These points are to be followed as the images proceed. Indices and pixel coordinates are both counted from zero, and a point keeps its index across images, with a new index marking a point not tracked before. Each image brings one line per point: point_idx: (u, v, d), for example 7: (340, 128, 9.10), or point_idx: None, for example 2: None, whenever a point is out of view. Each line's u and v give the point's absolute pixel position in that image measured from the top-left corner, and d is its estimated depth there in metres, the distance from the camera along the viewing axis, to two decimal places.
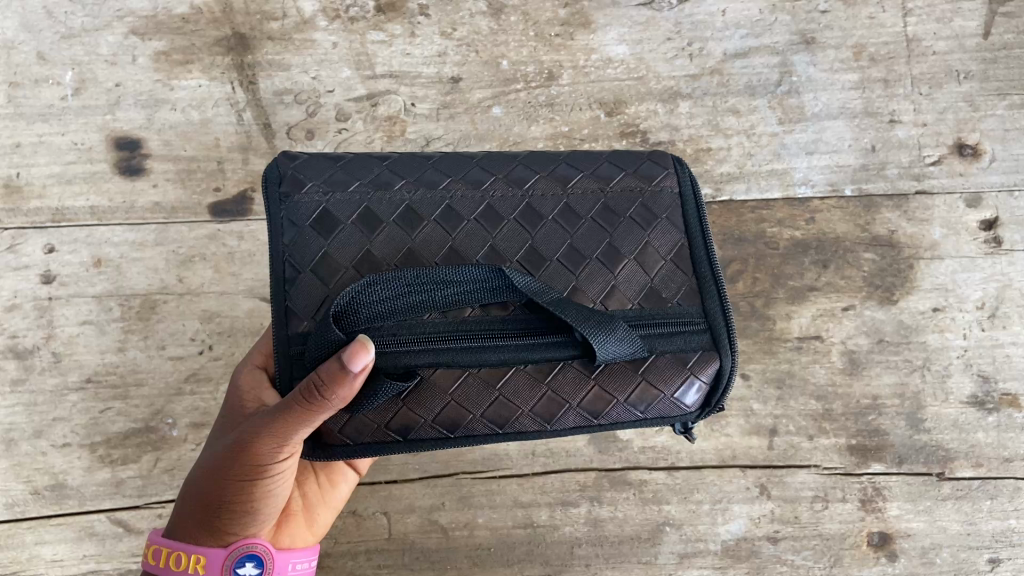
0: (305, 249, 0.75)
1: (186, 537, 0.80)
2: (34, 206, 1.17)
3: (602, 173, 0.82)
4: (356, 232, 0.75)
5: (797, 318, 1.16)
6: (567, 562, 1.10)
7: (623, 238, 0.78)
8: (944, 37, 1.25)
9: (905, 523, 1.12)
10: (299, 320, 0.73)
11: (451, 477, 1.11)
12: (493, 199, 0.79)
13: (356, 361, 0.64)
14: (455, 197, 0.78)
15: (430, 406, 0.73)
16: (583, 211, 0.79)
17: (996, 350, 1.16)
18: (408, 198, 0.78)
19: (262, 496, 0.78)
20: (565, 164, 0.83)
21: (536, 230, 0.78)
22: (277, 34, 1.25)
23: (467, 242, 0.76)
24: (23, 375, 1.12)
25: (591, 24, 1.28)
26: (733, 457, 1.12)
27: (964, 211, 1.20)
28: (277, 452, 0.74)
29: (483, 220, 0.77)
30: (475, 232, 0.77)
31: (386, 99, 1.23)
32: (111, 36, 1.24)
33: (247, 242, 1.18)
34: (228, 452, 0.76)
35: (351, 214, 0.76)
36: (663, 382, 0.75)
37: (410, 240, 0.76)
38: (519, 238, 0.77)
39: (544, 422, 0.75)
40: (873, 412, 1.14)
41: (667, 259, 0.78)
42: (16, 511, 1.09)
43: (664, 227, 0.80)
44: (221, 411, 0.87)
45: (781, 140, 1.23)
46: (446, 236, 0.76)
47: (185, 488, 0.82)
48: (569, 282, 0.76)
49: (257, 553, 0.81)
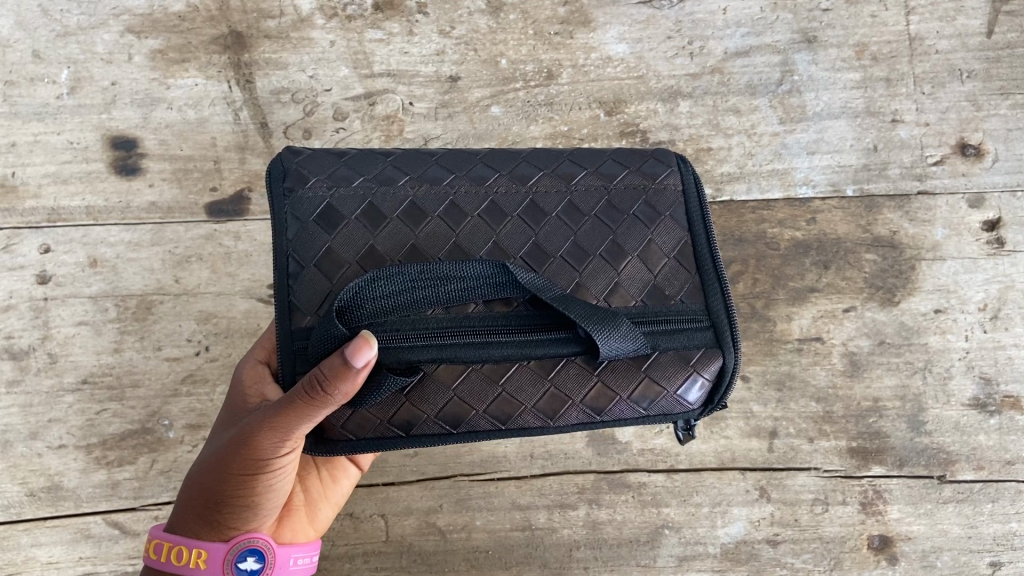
0: (308, 244, 0.74)
1: (187, 531, 0.79)
2: (29, 206, 1.16)
3: (605, 171, 0.81)
4: (360, 227, 0.75)
5: (797, 319, 1.16)
6: (566, 564, 1.09)
7: (627, 234, 0.78)
8: (947, 36, 1.24)
9: (905, 527, 1.11)
10: (302, 315, 0.72)
11: (448, 479, 1.10)
12: (496, 195, 0.78)
13: (359, 356, 0.63)
14: (459, 193, 0.77)
15: (431, 401, 0.72)
16: (587, 208, 0.78)
17: (998, 352, 1.15)
18: (411, 194, 0.77)
19: (264, 491, 0.77)
20: (568, 162, 0.82)
21: (540, 227, 0.77)
22: (274, 32, 1.24)
23: (471, 238, 0.75)
24: (19, 376, 1.11)
25: (590, 22, 1.27)
26: (732, 459, 1.11)
27: (967, 211, 1.19)
28: (279, 446, 0.73)
29: (487, 216, 0.76)
30: (479, 227, 0.76)
31: (384, 98, 1.22)
32: (107, 34, 1.23)
33: (244, 242, 1.17)
34: (230, 446, 0.76)
35: (355, 209, 0.75)
36: (665, 379, 0.75)
37: (413, 236, 0.75)
38: (523, 235, 0.76)
39: (546, 418, 0.74)
40: (874, 415, 1.13)
41: (670, 256, 0.77)
42: (12, 512, 1.09)
43: (668, 224, 0.79)
44: (223, 406, 0.86)
45: (782, 140, 1.22)
46: (449, 232, 0.75)
47: (186, 482, 0.82)
48: (573, 278, 0.75)
49: (258, 547, 0.80)
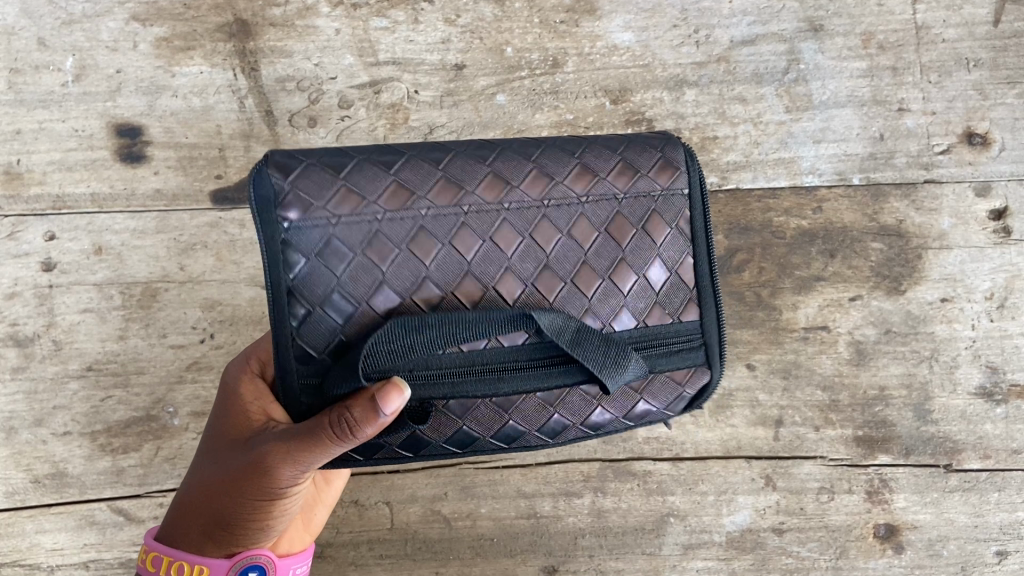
0: (311, 282, 0.67)
1: (190, 547, 0.80)
2: (34, 193, 1.16)
3: (616, 176, 0.75)
4: (367, 261, 0.68)
5: (803, 308, 1.15)
6: (570, 552, 1.09)
7: (635, 252, 0.74)
8: (954, 25, 1.24)
9: (911, 515, 1.11)
10: (309, 357, 0.67)
11: (453, 467, 1.10)
12: (508, 214, 0.71)
13: (388, 405, 0.64)
14: (470, 214, 0.70)
15: (441, 432, 0.72)
16: (598, 224, 0.73)
17: (1005, 341, 1.15)
18: (420, 217, 0.69)
19: (275, 517, 0.79)
20: (580, 166, 0.75)
21: (551, 250, 0.72)
22: (279, 20, 1.24)
23: (484, 267, 0.70)
24: (24, 363, 1.11)
25: (596, 11, 1.26)
26: (738, 448, 1.11)
27: (974, 200, 1.19)
28: (294, 478, 0.74)
29: (500, 241, 0.71)
30: (492, 255, 0.70)
31: (389, 86, 1.22)
32: (111, 21, 1.23)
33: (248, 230, 1.17)
34: (241, 474, 0.75)
35: (361, 239, 0.68)
36: (656, 398, 0.78)
37: (424, 268, 0.69)
38: (536, 259, 0.71)
39: (547, 437, 0.76)
40: (881, 403, 1.13)
41: (673, 272, 0.76)
42: (16, 499, 1.09)
43: (673, 237, 0.76)
44: (216, 420, 0.83)
45: (789, 129, 1.21)
46: (462, 262, 0.69)
47: (187, 499, 0.81)
48: (582, 305, 0.72)
49: (261, 563, 0.81)
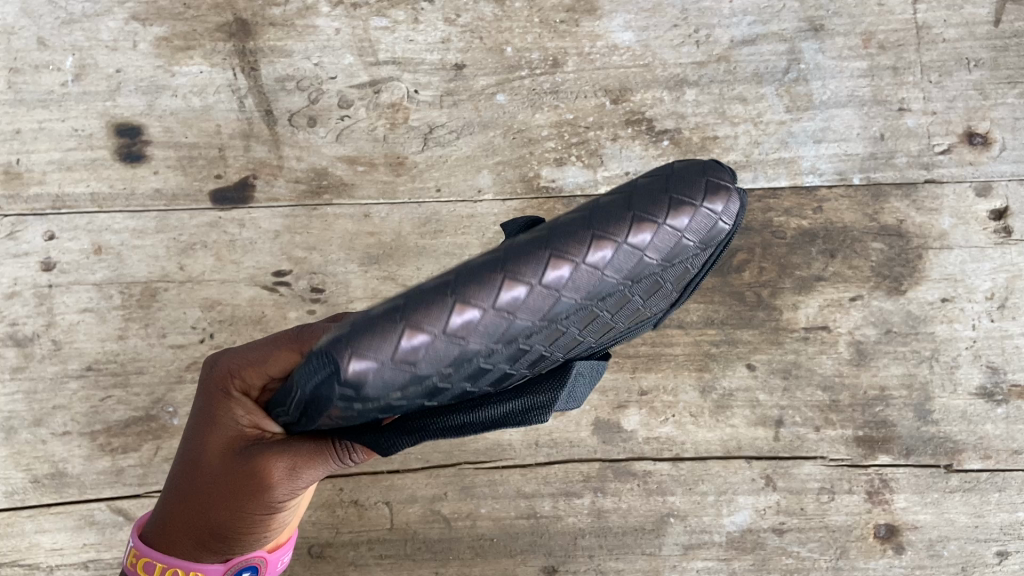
0: (357, 419, 0.60)
1: (184, 556, 0.79)
2: (34, 192, 1.16)
3: (676, 253, 0.59)
4: (421, 399, 0.59)
5: (804, 308, 1.15)
6: (569, 553, 1.09)
7: (654, 299, 0.66)
8: (955, 24, 1.23)
9: (912, 516, 1.11)
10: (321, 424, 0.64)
11: (453, 468, 1.10)
12: (565, 324, 0.60)
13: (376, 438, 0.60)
14: (531, 338, 0.59)
15: None
16: (638, 298, 0.63)
17: (1005, 341, 1.15)
18: (482, 359, 0.58)
19: (271, 528, 0.79)
20: (648, 255, 0.58)
21: (589, 332, 0.63)
22: (279, 20, 1.24)
23: (528, 366, 0.62)
24: (23, 363, 1.11)
25: (596, 11, 1.26)
26: (739, 448, 1.11)
27: (974, 200, 1.19)
28: (293, 493, 0.74)
29: (551, 345, 0.61)
30: (539, 357, 0.62)
31: (389, 86, 1.22)
32: (111, 21, 1.22)
33: (248, 230, 1.16)
34: (238, 492, 0.73)
35: (418, 391, 0.57)
36: None
37: (475, 388, 0.61)
38: (574, 343, 0.63)
39: None
40: (881, 403, 1.13)
41: (670, 293, 0.68)
42: (16, 499, 1.09)
43: (690, 274, 0.66)
44: (199, 436, 0.77)
45: (789, 129, 1.21)
46: (511, 373, 0.61)
47: (174, 512, 0.78)
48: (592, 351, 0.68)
49: (256, 564, 0.84)
